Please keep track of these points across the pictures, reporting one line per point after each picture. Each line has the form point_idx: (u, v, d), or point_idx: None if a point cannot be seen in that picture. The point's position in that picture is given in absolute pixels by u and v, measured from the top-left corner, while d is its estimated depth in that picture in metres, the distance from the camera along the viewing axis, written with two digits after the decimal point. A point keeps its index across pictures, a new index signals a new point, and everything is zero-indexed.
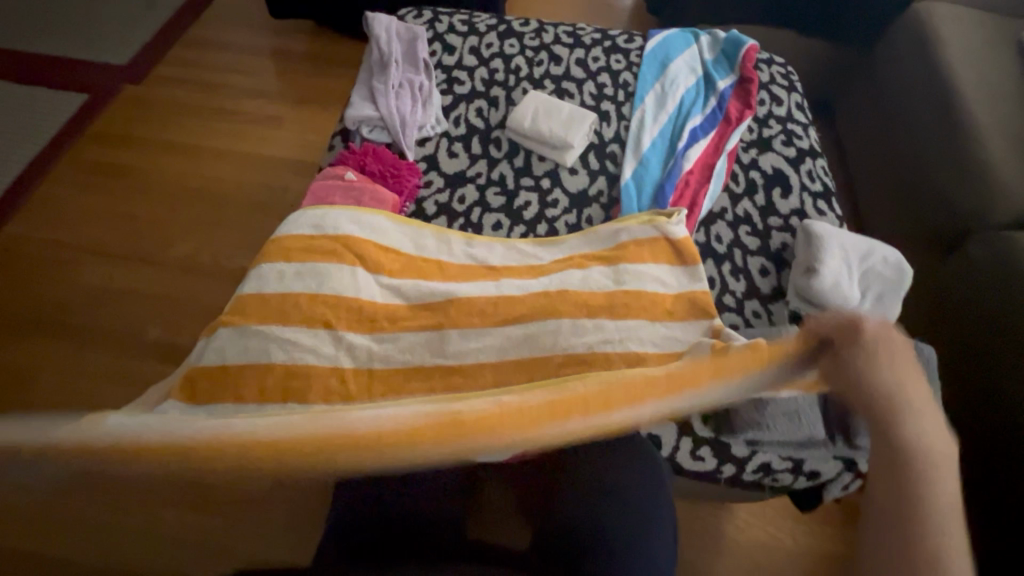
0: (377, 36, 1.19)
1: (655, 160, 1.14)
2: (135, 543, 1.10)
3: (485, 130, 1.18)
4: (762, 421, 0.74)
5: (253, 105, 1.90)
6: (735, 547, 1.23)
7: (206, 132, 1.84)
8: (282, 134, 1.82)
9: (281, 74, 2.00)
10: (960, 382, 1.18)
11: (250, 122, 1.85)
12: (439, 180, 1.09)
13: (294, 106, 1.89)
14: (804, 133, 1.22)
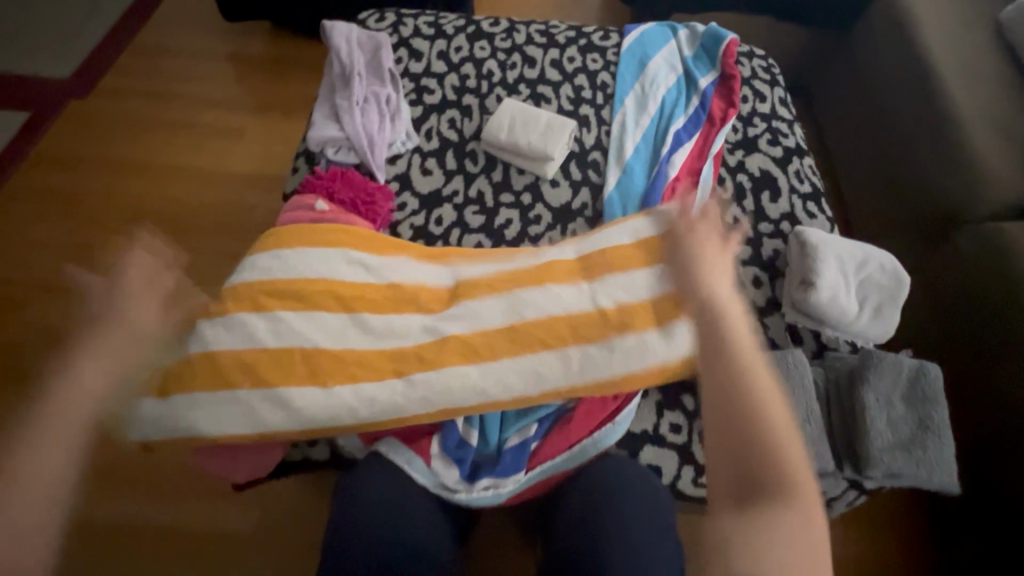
0: (336, 47, 1.11)
1: (639, 167, 1.09)
2: None
3: (459, 143, 1.11)
4: None
5: (211, 116, 1.79)
6: None
7: (161, 148, 1.72)
8: (243, 147, 1.71)
9: (237, 81, 1.88)
10: (954, 376, 1.17)
11: (208, 135, 1.74)
12: (414, 201, 1.03)
13: (254, 116, 1.79)
14: (789, 130, 1.18)
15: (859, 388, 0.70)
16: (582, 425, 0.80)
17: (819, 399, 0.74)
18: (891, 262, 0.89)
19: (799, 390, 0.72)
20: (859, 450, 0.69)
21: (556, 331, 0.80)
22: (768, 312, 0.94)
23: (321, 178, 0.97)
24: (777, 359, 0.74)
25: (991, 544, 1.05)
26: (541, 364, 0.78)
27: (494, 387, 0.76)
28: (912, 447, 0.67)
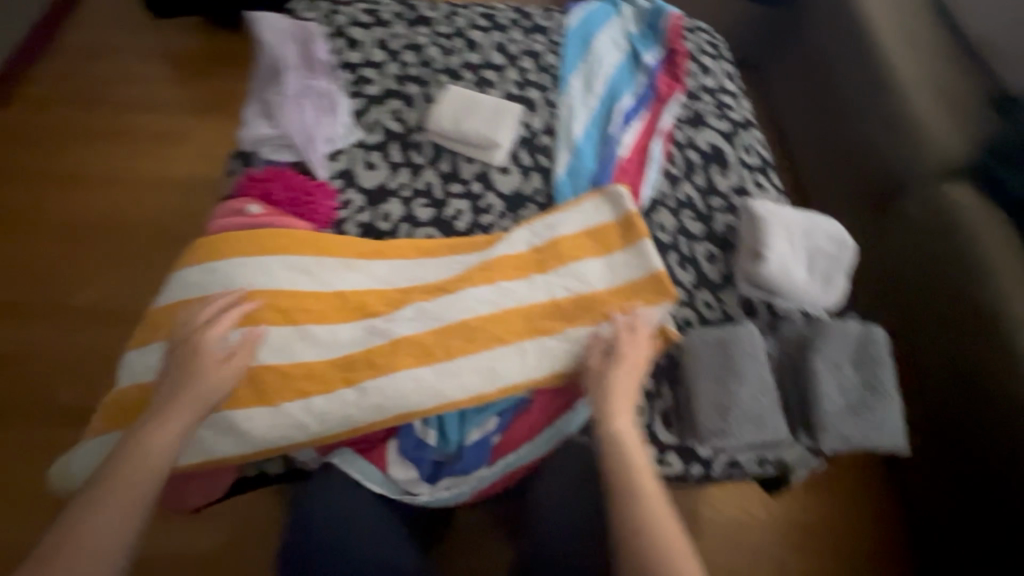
0: (266, 43, 1.07)
1: (588, 149, 1.07)
2: None
3: (403, 133, 1.07)
4: (727, 429, 0.70)
5: (144, 120, 1.68)
6: (711, 527, 1.24)
7: (94, 158, 1.62)
8: (183, 151, 1.63)
9: (170, 81, 1.77)
10: (906, 336, 1.20)
11: (143, 141, 1.64)
12: (359, 198, 0.98)
13: (191, 117, 1.69)
14: (735, 104, 1.18)
15: (810, 356, 0.71)
16: (540, 413, 0.79)
17: (773, 370, 0.74)
18: (837, 230, 0.91)
19: (752, 363, 0.72)
20: (812, 417, 0.70)
21: (511, 326, 0.78)
22: (723, 287, 0.94)
23: (256, 179, 0.92)
24: (730, 334, 0.74)
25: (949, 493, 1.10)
26: (497, 362, 0.76)
27: (449, 389, 0.74)
28: (862, 410, 0.69)
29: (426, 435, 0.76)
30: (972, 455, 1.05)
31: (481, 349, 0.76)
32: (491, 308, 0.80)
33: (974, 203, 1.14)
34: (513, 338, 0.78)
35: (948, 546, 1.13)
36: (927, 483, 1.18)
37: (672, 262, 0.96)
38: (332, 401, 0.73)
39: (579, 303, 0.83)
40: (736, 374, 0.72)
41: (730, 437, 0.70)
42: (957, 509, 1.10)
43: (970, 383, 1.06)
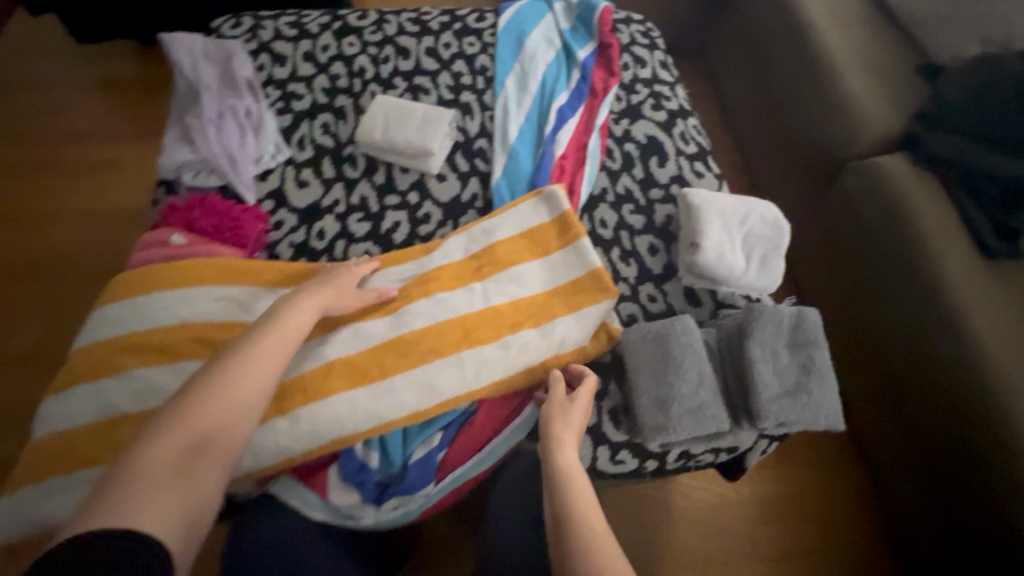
0: (180, 63, 1.03)
1: (525, 150, 1.06)
2: None
3: (335, 148, 1.05)
4: (668, 423, 0.69)
5: (77, 151, 1.62)
6: (684, 514, 1.24)
7: (26, 195, 1.55)
8: (120, 180, 1.57)
9: (101, 107, 1.70)
10: (858, 308, 1.22)
11: (77, 172, 1.58)
12: (291, 218, 0.96)
13: (127, 144, 1.64)
14: (671, 93, 1.18)
15: (745, 342, 0.71)
16: (485, 423, 0.78)
17: (711, 359, 0.74)
18: (772, 213, 0.92)
19: (689, 354, 0.72)
20: (751, 403, 0.70)
21: (447, 338, 0.77)
22: (666, 278, 0.94)
23: (177, 209, 0.89)
24: (666, 327, 0.74)
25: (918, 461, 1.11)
26: (436, 378, 0.74)
27: (387, 409, 0.72)
28: (799, 392, 0.69)
29: (370, 457, 0.74)
30: (928, 419, 1.07)
31: (417, 365, 0.75)
32: (427, 322, 0.78)
33: (910, 173, 1.15)
34: (452, 350, 0.76)
35: (912, 510, 1.15)
36: (888, 451, 1.20)
37: (614, 257, 0.96)
38: (264, 431, 0.70)
39: (518, 307, 0.82)
40: (673, 367, 0.71)
41: (673, 432, 0.70)
42: (918, 475, 1.12)
43: (919, 349, 1.08)
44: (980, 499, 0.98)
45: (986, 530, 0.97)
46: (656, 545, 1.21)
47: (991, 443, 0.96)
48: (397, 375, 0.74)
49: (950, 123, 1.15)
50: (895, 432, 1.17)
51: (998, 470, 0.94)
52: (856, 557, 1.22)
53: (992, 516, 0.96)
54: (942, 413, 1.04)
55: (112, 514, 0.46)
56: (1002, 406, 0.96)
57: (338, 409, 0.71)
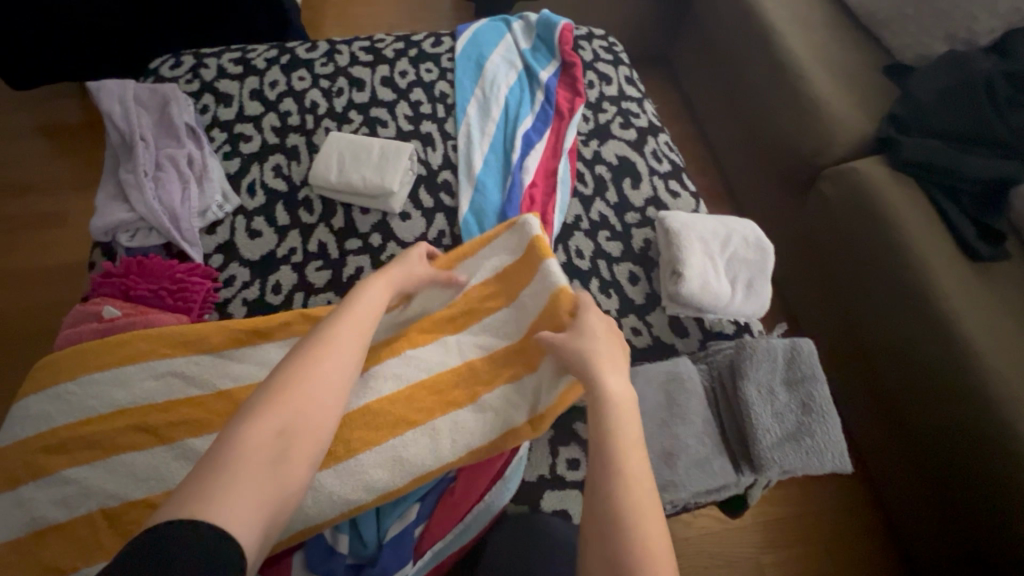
0: (112, 114, 0.96)
1: (492, 181, 1.01)
2: None
3: (289, 191, 0.98)
4: (666, 480, 0.63)
5: (19, 206, 1.52)
6: (687, 544, 1.18)
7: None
8: (66, 231, 1.48)
9: (41, 154, 1.60)
10: (847, 318, 1.19)
11: (18, 226, 1.48)
12: (244, 272, 0.88)
13: (72, 192, 1.54)
14: (640, 109, 1.14)
15: (740, 382, 0.66)
16: (465, 491, 0.71)
17: (706, 401, 0.69)
18: (755, 232, 0.87)
19: (685, 400, 0.67)
20: (751, 450, 0.64)
21: (420, 403, 0.71)
22: (650, 308, 0.89)
23: (112, 276, 0.82)
24: (660, 370, 0.68)
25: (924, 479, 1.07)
26: (409, 449, 0.68)
27: (360, 486, 0.66)
28: (801, 435, 0.64)
29: (342, 542, 0.67)
30: (931, 435, 1.02)
31: (389, 438, 0.68)
32: (395, 384, 0.71)
33: (888, 177, 1.13)
34: (425, 416, 0.70)
35: (923, 531, 1.11)
36: (889, 463, 1.16)
37: (593, 290, 0.90)
38: None
39: (493, 360, 0.76)
40: (669, 415, 0.66)
41: (672, 490, 0.64)
42: (924, 492, 1.08)
43: (912, 359, 1.04)
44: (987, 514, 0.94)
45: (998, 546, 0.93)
46: None
47: (994, 454, 0.92)
48: (365, 452, 0.67)
49: (920, 125, 1.13)
50: (894, 442, 1.13)
51: (1003, 483, 0.91)
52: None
53: (1004, 531, 0.92)
54: (940, 425, 1.00)
55: (192, 505, 0.41)
56: (1006, 418, 0.92)
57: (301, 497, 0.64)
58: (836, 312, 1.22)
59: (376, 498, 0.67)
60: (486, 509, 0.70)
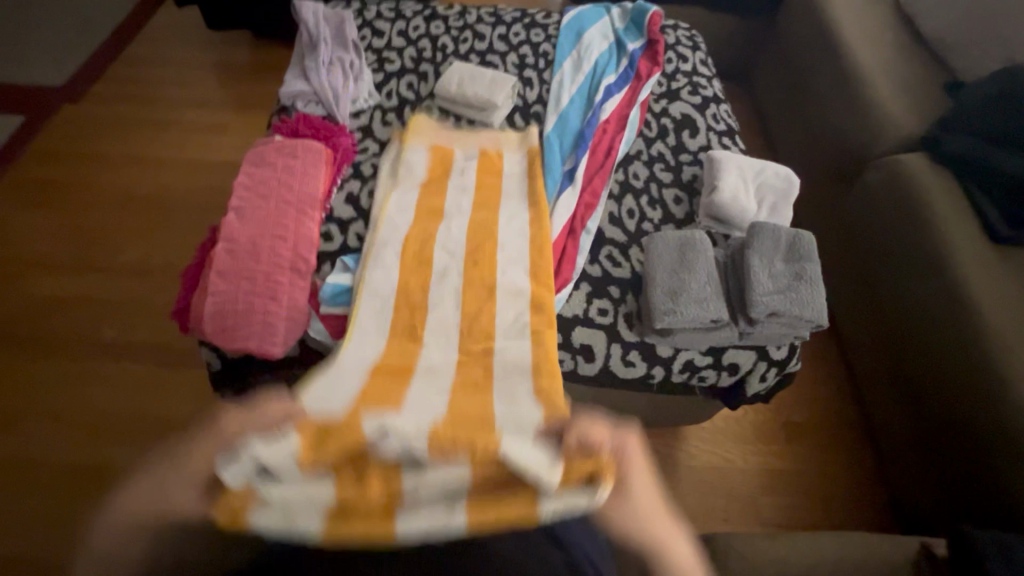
0: (306, 23, 1.26)
1: (574, 112, 1.18)
2: (90, 499, 1.14)
3: (416, 101, 1.21)
4: (676, 307, 0.85)
5: (163, 94, 1.77)
6: (690, 473, 1.24)
7: (123, 144, 1.65)
8: (206, 115, 1.72)
9: (202, 60, 1.87)
10: (889, 331, 1.20)
11: (171, 109, 1.73)
12: (375, 146, 1.14)
13: (221, 90, 1.79)
14: (708, 84, 1.29)
15: (747, 252, 0.89)
16: (496, 311, 0.89)
17: (717, 269, 0.92)
18: (784, 170, 1.08)
19: (702, 257, 0.91)
20: (747, 297, 0.86)
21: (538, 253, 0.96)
22: (686, 223, 1.07)
23: (289, 123, 1.10)
24: (689, 236, 0.93)
25: (923, 450, 1.10)
26: (470, 305, 0.90)
27: (422, 333, 0.88)
28: (789, 290, 0.86)
29: (458, 364, 0.85)
30: (938, 389, 1.06)
31: (495, 256, 0.95)
32: (443, 175, 1.07)
33: (928, 169, 1.23)
34: (486, 290, 0.92)
35: (910, 484, 1.14)
36: (887, 419, 1.21)
37: (642, 202, 1.09)
38: (519, 226, 0.99)
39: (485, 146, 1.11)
40: (688, 264, 0.90)
41: (678, 316, 0.85)
42: (919, 432, 1.11)
43: (932, 307, 1.10)
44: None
45: (932, 561, 0.77)
46: (664, 500, 1.21)
47: (986, 398, 0.98)
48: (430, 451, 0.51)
49: (962, 123, 1.24)
50: (900, 404, 1.17)
51: (992, 422, 0.96)
52: (861, 517, 1.21)
53: (998, 462, 0.94)
54: (932, 370, 1.08)
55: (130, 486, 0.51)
56: (1010, 371, 0.97)
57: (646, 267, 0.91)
58: (877, 330, 1.23)
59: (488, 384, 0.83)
60: (517, 353, 0.86)
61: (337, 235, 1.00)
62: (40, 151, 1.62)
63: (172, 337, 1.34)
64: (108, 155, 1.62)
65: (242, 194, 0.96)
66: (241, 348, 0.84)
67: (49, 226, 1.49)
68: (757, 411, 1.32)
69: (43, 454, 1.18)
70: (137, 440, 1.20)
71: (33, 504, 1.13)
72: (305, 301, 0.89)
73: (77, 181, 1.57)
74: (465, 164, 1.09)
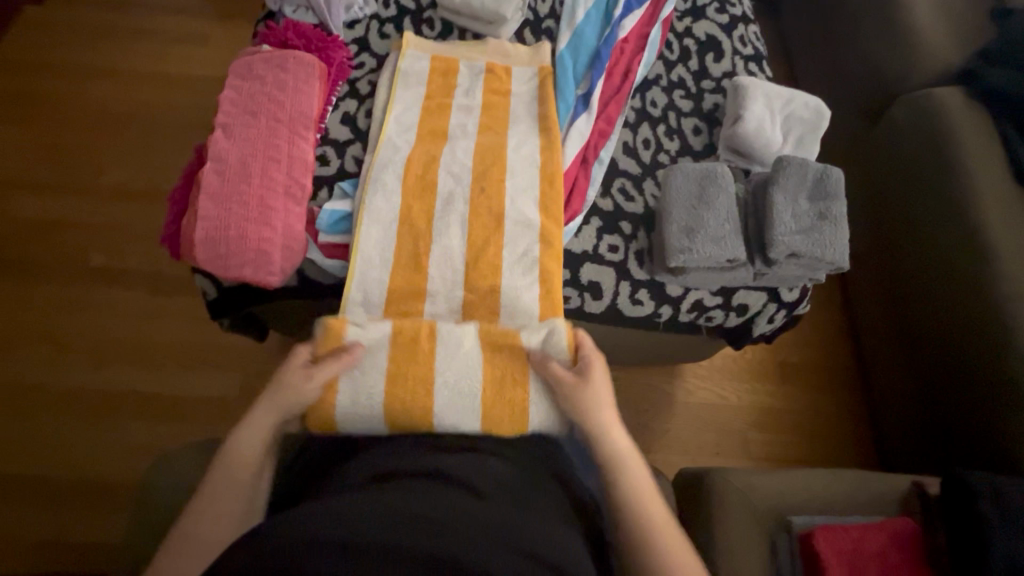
0: None
1: (590, 29, 1.07)
2: (98, 421, 1.16)
3: (416, 10, 1.10)
4: (692, 245, 0.82)
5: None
6: (685, 408, 1.26)
7: (93, 52, 1.52)
8: (182, 22, 1.57)
9: None
10: (896, 275, 1.18)
11: (143, 14, 1.58)
12: (372, 61, 1.04)
13: None
14: (737, 0, 1.17)
15: (770, 189, 0.84)
16: (503, 245, 0.85)
17: (737, 206, 0.87)
18: (815, 100, 1.00)
19: (723, 194, 0.86)
20: (766, 238, 0.83)
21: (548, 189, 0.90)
22: (705, 156, 1.01)
23: (276, 31, 1.00)
24: (710, 169, 0.88)
25: (920, 392, 1.11)
26: (474, 237, 0.86)
27: (425, 265, 0.84)
28: (811, 231, 0.82)
29: (465, 296, 0.83)
30: (944, 336, 1.05)
31: (503, 186, 0.89)
32: (450, 94, 0.98)
33: (963, 105, 1.15)
34: (492, 221, 0.87)
35: (901, 423, 1.17)
36: (886, 365, 1.21)
37: (659, 132, 1.02)
38: (528, 156, 0.93)
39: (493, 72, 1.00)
40: (706, 201, 0.85)
41: (694, 254, 0.82)
42: (917, 376, 1.12)
43: (947, 253, 1.07)
44: (969, 519, 0.69)
45: (923, 498, 0.78)
46: (657, 432, 1.24)
47: (996, 348, 0.97)
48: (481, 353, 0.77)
49: (1006, 53, 1.15)
50: (902, 352, 1.16)
51: (999, 371, 0.96)
52: (847, 453, 1.26)
53: (1000, 410, 0.95)
54: (942, 318, 1.06)
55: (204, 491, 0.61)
56: (1021, 320, 0.96)
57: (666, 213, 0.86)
58: (885, 274, 1.22)
59: (491, 320, 0.81)
60: (526, 288, 0.83)
61: (334, 159, 0.94)
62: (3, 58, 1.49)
63: (161, 263, 1.30)
64: (81, 65, 1.50)
65: (229, 110, 0.88)
66: (236, 277, 0.81)
67: (26, 143, 1.40)
68: (754, 352, 1.32)
69: (46, 377, 1.19)
70: (139, 365, 1.21)
71: (43, 425, 1.15)
72: (301, 228, 0.85)
73: (49, 92, 1.46)
74: (470, 83, 1.00)
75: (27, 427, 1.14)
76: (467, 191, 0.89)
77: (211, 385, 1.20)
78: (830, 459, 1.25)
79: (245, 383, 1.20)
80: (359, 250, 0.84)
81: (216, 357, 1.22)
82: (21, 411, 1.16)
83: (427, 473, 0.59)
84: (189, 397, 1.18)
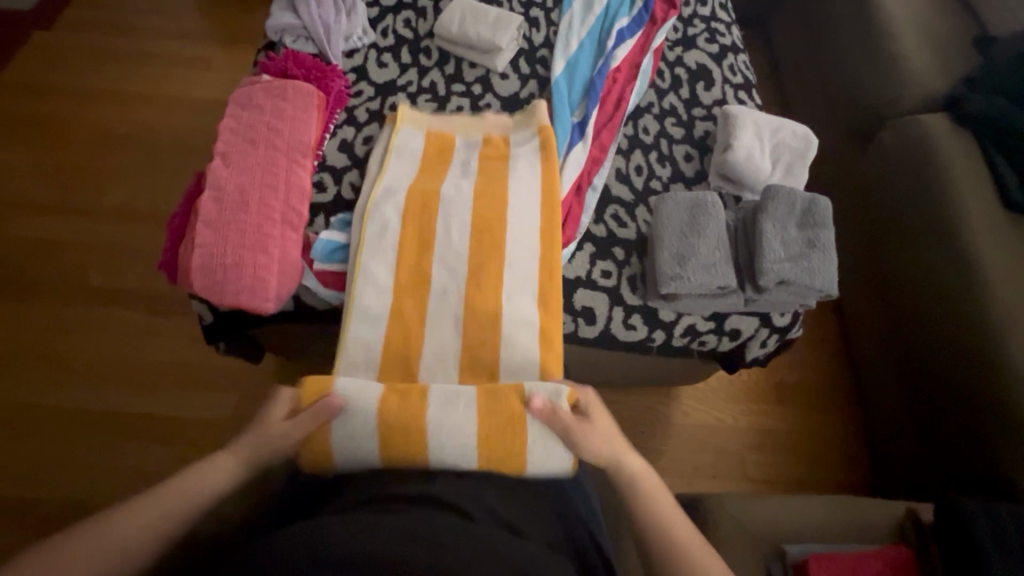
0: None
1: (584, 59, 1.10)
2: (89, 444, 1.15)
3: (414, 40, 1.13)
4: (683, 272, 0.83)
5: (136, 23, 1.64)
6: (680, 430, 1.26)
7: (98, 76, 1.54)
8: (184, 48, 1.60)
9: None
10: (888, 297, 1.19)
11: (146, 40, 1.61)
12: (369, 89, 1.06)
13: (198, 19, 1.65)
14: (727, 31, 1.20)
15: (759, 217, 0.86)
16: (502, 271, 0.86)
17: (727, 234, 0.89)
18: (803, 129, 1.03)
19: (713, 222, 0.87)
20: (757, 264, 0.84)
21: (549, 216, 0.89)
22: (696, 182, 1.02)
23: (276, 61, 1.02)
24: (700, 198, 0.89)
25: (916, 414, 1.11)
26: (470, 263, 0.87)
27: (421, 291, 0.85)
28: (801, 258, 0.84)
29: (460, 322, 0.83)
30: (937, 359, 1.06)
31: (501, 209, 0.89)
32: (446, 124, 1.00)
33: (949, 132, 1.17)
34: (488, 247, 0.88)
35: (897, 445, 1.17)
36: (882, 387, 1.21)
37: (651, 159, 1.04)
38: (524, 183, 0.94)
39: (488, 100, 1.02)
40: (698, 230, 0.87)
41: (686, 281, 0.83)
42: (911, 399, 1.12)
43: (936, 276, 1.09)
44: (962, 546, 0.69)
45: (918, 526, 0.78)
46: (653, 453, 1.23)
47: (988, 371, 0.97)
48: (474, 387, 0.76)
49: (989, 82, 1.18)
50: (898, 375, 1.16)
51: (991, 395, 0.96)
52: (843, 475, 1.25)
53: (995, 434, 0.95)
54: (935, 341, 1.07)
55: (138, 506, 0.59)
56: (1006, 346, 0.97)
57: (660, 237, 0.87)
58: (877, 297, 1.23)
59: (487, 347, 0.82)
60: (521, 315, 0.84)
61: (331, 185, 0.95)
62: (9, 82, 1.52)
63: (159, 284, 1.31)
64: (84, 89, 1.52)
65: (229, 138, 0.90)
66: (232, 303, 0.81)
67: (27, 165, 1.42)
68: (749, 373, 1.33)
69: (39, 399, 1.18)
70: (132, 386, 1.20)
71: (33, 448, 1.14)
72: (298, 255, 0.86)
73: (52, 115, 1.48)
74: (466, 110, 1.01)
75: (19, 449, 1.14)
76: (466, 215, 0.88)
77: (204, 407, 1.19)
78: (826, 482, 1.24)
79: (239, 404, 1.20)
80: (357, 276, 0.85)
81: (211, 379, 1.22)
82: (14, 432, 1.15)
83: (419, 499, 0.59)
84: (181, 418, 1.18)
